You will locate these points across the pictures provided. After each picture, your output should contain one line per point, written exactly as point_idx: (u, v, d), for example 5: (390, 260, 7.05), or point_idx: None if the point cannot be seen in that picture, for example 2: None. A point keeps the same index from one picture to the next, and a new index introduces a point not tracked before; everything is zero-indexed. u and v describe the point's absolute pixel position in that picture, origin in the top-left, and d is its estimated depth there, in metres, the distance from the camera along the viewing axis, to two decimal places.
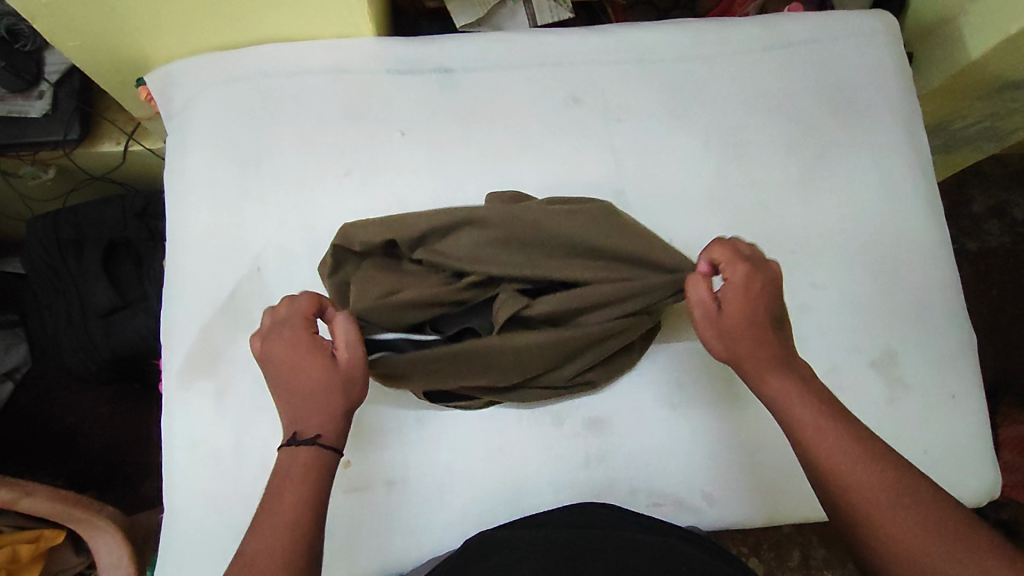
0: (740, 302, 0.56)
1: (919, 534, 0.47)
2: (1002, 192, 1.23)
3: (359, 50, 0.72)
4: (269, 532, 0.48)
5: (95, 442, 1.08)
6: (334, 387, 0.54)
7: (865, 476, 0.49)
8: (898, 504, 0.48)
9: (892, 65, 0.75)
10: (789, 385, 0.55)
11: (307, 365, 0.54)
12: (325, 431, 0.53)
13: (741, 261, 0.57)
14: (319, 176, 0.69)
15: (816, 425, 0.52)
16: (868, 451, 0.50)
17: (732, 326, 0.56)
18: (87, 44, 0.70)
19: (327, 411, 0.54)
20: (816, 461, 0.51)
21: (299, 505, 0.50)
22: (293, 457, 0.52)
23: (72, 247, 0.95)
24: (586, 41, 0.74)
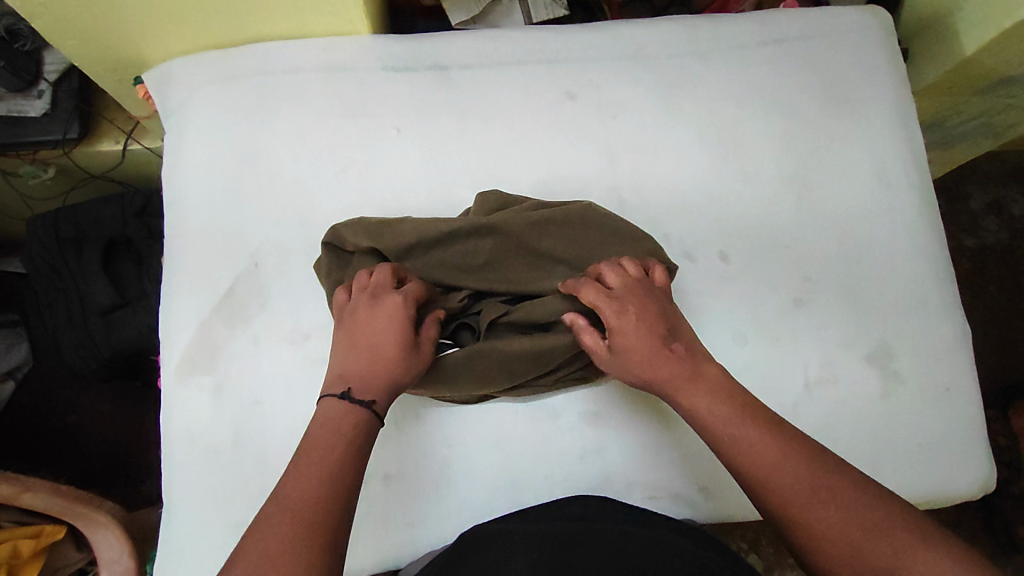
0: (624, 342, 0.58)
1: (844, 528, 0.49)
2: (1000, 188, 1.24)
3: (356, 48, 0.72)
4: (304, 482, 0.50)
5: (95, 439, 1.09)
6: (406, 362, 0.58)
7: (787, 477, 0.51)
8: (821, 500, 0.50)
9: (885, 60, 0.76)
10: (703, 399, 0.56)
11: (391, 334, 0.58)
12: (380, 400, 0.56)
13: (609, 296, 0.59)
14: (315, 174, 0.70)
15: (740, 429, 0.54)
16: (792, 454, 0.52)
17: (628, 359, 0.58)
18: (85, 43, 0.70)
19: (390, 381, 0.57)
20: (742, 465, 0.53)
21: (337, 463, 0.52)
22: (344, 412, 0.55)
23: (72, 246, 0.95)
24: (581, 38, 0.74)
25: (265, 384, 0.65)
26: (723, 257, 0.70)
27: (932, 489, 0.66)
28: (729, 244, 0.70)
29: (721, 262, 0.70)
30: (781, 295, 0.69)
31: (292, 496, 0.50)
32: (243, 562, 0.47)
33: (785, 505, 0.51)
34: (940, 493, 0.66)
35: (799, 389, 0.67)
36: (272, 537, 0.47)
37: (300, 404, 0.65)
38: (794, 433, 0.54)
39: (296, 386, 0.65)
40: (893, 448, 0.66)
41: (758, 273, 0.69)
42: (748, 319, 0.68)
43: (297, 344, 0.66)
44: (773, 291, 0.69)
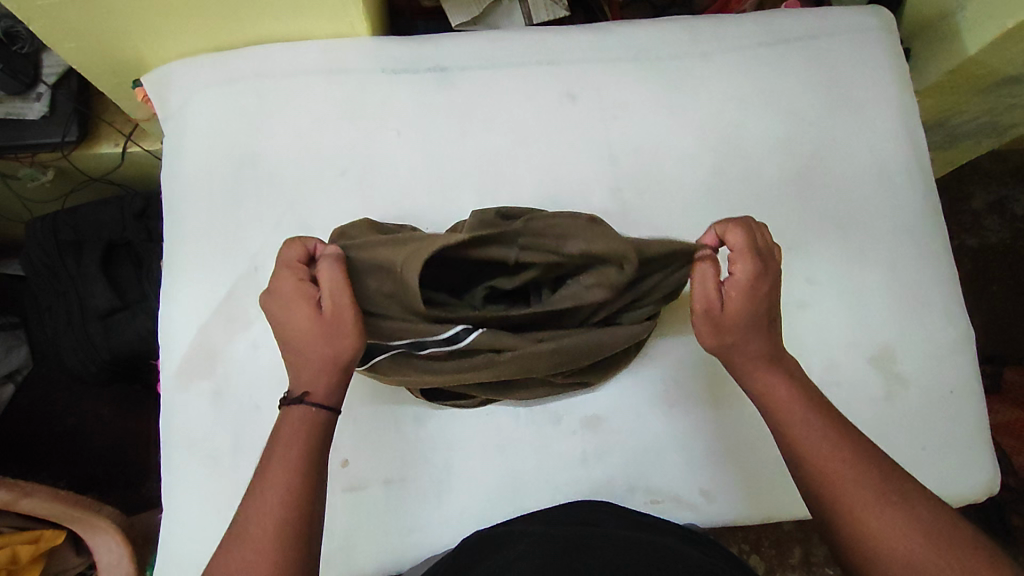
0: (747, 298, 0.54)
1: (904, 536, 0.47)
2: (1002, 187, 1.23)
3: (355, 50, 0.72)
4: (259, 497, 0.49)
5: (96, 442, 1.08)
6: (321, 339, 0.53)
7: (847, 470, 0.50)
8: (887, 504, 0.48)
9: (888, 61, 0.75)
10: (778, 379, 0.54)
11: (296, 313, 0.53)
12: (314, 390, 0.53)
13: (751, 256, 0.54)
14: (315, 176, 0.70)
15: (808, 420, 0.52)
16: (854, 449, 0.51)
17: (732, 323, 0.54)
18: (84, 45, 0.70)
19: (316, 365, 0.53)
20: (805, 457, 0.51)
21: (292, 468, 0.50)
22: (288, 416, 0.53)
23: (72, 249, 0.95)
24: (582, 39, 0.74)
25: (265, 388, 0.65)
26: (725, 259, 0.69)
27: (936, 492, 0.65)
28: None
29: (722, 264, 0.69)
30: (784, 297, 0.69)
31: (252, 509, 0.49)
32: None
33: (844, 502, 0.49)
34: (943, 496, 0.66)
35: None
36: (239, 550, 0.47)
37: None
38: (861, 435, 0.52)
39: None
40: (897, 451, 0.66)
41: None
42: None
43: None
44: None
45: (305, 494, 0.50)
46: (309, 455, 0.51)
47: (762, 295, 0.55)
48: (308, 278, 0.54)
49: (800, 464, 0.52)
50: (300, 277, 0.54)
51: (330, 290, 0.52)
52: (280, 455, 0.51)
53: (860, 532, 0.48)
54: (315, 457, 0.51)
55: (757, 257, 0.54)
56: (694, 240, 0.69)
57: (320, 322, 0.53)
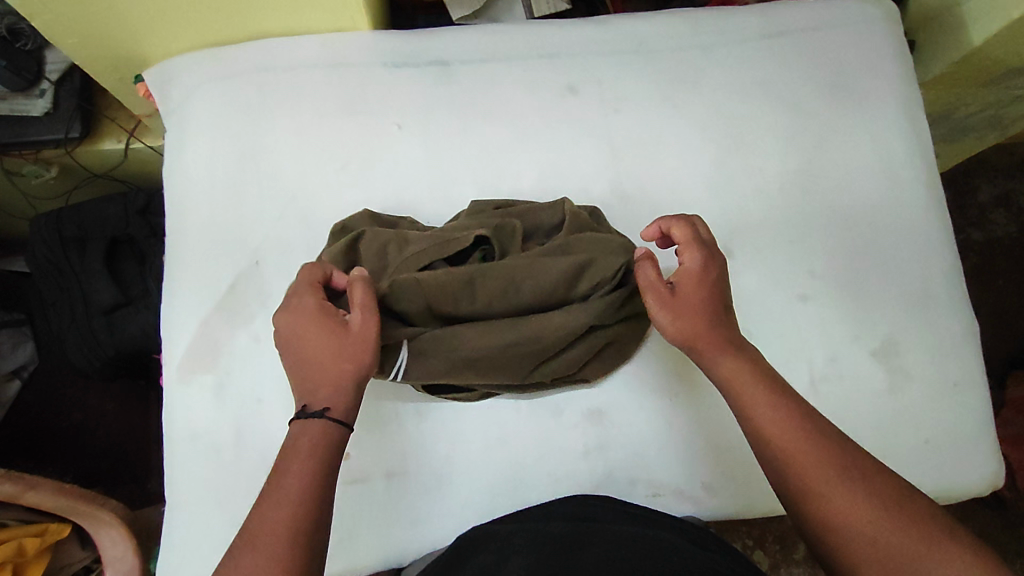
0: (694, 280, 0.57)
1: (865, 511, 0.47)
2: (1008, 180, 1.22)
3: (356, 44, 0.72)
4: (268, 511, 0.48)
5: (100, 438, 1.09)
6: (339, 357, 0.54)
7: (807, 449, 0.50)
8: (850, 481, 0.48)
9: (892, 53, 0.75)
10: (735, 359, 0.55)
11: (317, 334, 0.54)
12: (334, 404, 0.53)
13: (698, 245, 0.58)
14: (316, 171, 0.70)
15: (769, 401, 0.52)
16: (812, 429, 0.51)
17: (689, 305, 0.56)
18: (85, 40, 0.70)
19: (335, 381, 0.53)
20: (769, 439, 0.51)
21: (300, 487, 0.49)
22: (302, 430, 0.52)
23: (75, 245, 0.95)
24: (583, 31, 0.74)
25: (267, 382, 0.65)
26: (727, 252, 0.69)
27: (939, 486, 0.65)
28: (733, 239, 0.69)
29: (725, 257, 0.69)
30: (786, 290, 0.68)
31: (259, 524, 0.47)
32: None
33: (808, 479, 0.49)
34: (949, 489, 0.65)
35: (805, 385, 0.66)
36: (240, 570, 0.45)
37: None
38: (822, 419, 0.52)
39: None
40: (900, 445, 0.65)
41: (762, 268, 0.69)
42: (750, 314, 0.68)
43: None
44: (777, 285, 0.68)
45: (313, 518, 0.48)
46: (319, 481, 0.50)
47: (711, 279, 0.58)
48: (325, 301, 0.56)
49: (764, 446, 0.52)
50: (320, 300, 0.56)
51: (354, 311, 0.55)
52: (289, 477, 0.49)
53: (825, 510, 0.48)
54: (326, 482, 0.50)
55: (704, 246, 0.59)
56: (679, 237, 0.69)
57: (342, 338, 0.54)
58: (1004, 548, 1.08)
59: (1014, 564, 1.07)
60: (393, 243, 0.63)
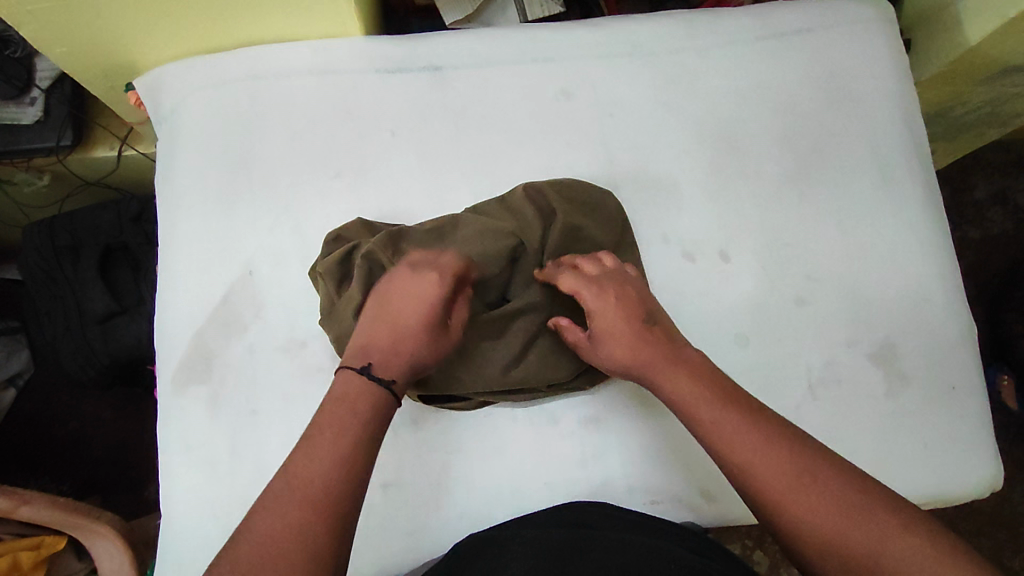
0: (609, 311, 0.59)
1: (826, 512, 0.47)
2: (1005, 177, 1.22)
3: (348, 50, 0.71)
4: (312, 463, 0.48)
5: (96, 446, 1.09)
6: (427, 340, 0.56)
7: (762, 458, 0.49)
8: (810, 485, 0.48)
9: (888, 53, 0.74)
10: (684, 379, 0.55)
11: (422, 310, 0.56)
12: (399, 379, 0.54)
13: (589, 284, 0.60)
14: (308, 178, 0.69)
15: (717, 409, 0.53)
16: (763, 436, 0.50)
17: (610, 335, 0.59)
18: (74, 49, 0.69)
19: (408, 360, 0.55)
20: (723, 450, 0.51)
21: (347, 446, 0.49)
22: (359, 393, 0.52)
23: (69, 253, 0.95)
24: (577, 34, 0.73)
25: (261, 393, 0.64)
26: (724, 256, 0.69)
27: (937, 491, 0.65)
28: (729, 242, 0.69)
29: (721, 261, 0.69)
30: (783, 294, 0.68)
31: (298, 473, 0.47)
32: (248, 537, 0.45)
33: (768, 488, 0.48)
34: (947, 493, 0.65)
35: (802, 389, 0.66)
36: (267, 519, 0.45)
37: (299, 413, 0.64)
38: (778, 424, 0.52)
39: (293, 393, 0.65)
40: (898, 448, 0.65)
41: (759, 272, 0.68)
42: (747, 318, 0.67)
43: (293, 352, 0.66)
44: (774, 289, 0.68)
45: (343, 484, 0.47)
46: (366, 444, 0.50)
47: (621, 304, 0.59)
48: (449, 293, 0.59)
49: (721, 461, 0.51)
50: (441, 279, 0.58)
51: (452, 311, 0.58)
52: (336, 434, 0.49)
53: (789, 519, 0.48)
54: (370, 443, 0.50)
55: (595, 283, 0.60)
56: (676, 242, 0.69)
57: (435, 329, 0.57)
58: (1001, 545, 1.09)
59: (1011, 561, 1.07)
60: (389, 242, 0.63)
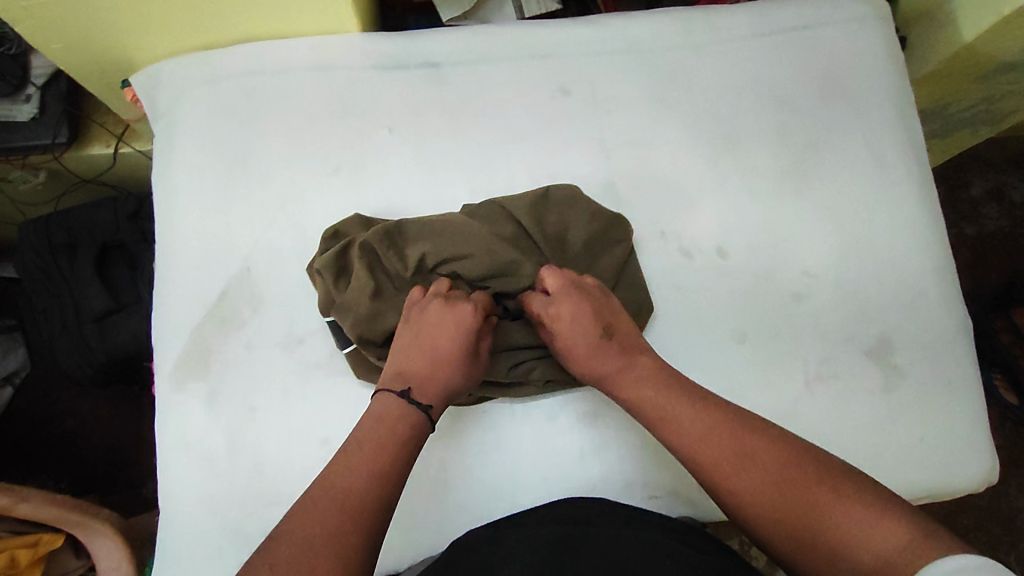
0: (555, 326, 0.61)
1: (769, 489, 0.50)
2: (1000, 174, 1.23)
3: (346, 48, 0.71)
4: (352, 468, 0.50)
5: (94, 443, 1.08)
6: (465, 370, 0.58)
7: (746, 469, 0.51)
8: (754, 465, 0.51)
9: (883, 49, 0.74)
10: (657, 396, 0.57)
11: (461, 339, 0.58)
12: (435, 405, 0.56)
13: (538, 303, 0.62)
14: (306, 175, 0.69)
15: (668, 400, 0.56)
16: (744, 445, 0.52)
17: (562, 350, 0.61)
18: (71, 46, 0.69)
19: (446, 387, 0.57)
20: (703, 462, 0.53)
21: (384, 453, 0.51)
22: (401, 415, 0.54)
23: (65, 251, 0.94)
24: (574, 31, 0.73)
25: (260, 390, 0.64)
26: (721, 252, 0.69)
27: (933, 484, 0.65)
28: (726, 238, 0.69)
29: (718, 257, 0.69)
30: (780, 289, 0.68)
31: (336, 478, 0.49)
32: (285, 540, 0.45)
33: (716, 472, 0.52)
34: (943, 487, 0.65)
35: (799, 385, 0.66)
36: (304, 523, 0.46)
37: (296, 409, 0.64)
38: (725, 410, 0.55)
39: (291, 390, 0.65)
40: (895, 443, 0.65)
41: (756, 268, 0.69)
42: (744, 314, 0.68)
43: (292, 349, 0.66)
44: (771, 284, 0.68)
45: (383, 493, 0.49)
46: (401, 451, 0.52)
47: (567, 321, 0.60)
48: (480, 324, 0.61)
49: (676, 452, 0.55)
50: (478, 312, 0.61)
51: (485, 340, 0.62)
52: (371, 443, 0.52)
53: (739, 501, 0.51)
54: (406, 452, 0.53)
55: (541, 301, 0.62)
56: (672, 238, 0.69)
57: (472, 359, 0.59)
58: (997, 539, 1.09)
59: (1004, 555, 1.08)
60: (388, 240, 0.64)
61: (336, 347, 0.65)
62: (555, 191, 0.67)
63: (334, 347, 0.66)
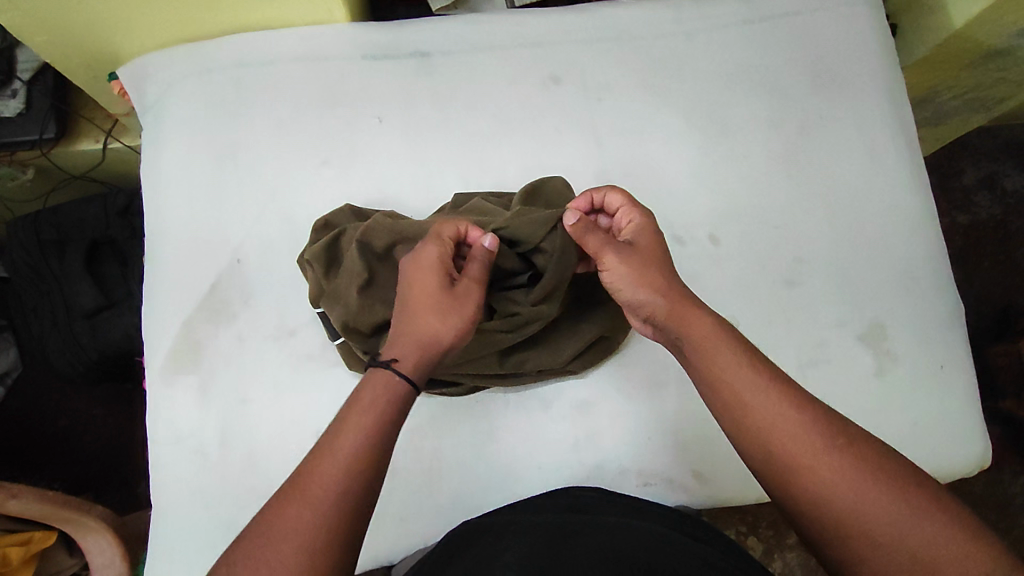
0: (644, 234, 0.56)
1: (852, 489, 0.44)
2: (992, 163, 1.23)
3: (335, 37, 0.71)
4: (329, 451, 0.46)
5: (87, 443, 1.08)
6: (431, 309, 0.52)
7: (830, 469, 0.45)
8: (834, 450, 0.45)
9: (874, 35, 0.74)
10: (735, 375, 0.49)
11: (425, 279, 0.53)
12: (404, 358, 0.50)
13: (628, 206, 0.58)
14: (296, 167, 0.69)
15: (744, 364, 0.49)
16: (829, 439, 0.46)
17: (646, 259, 0.55)
18: (55, 39, 0.68)
19: (417, 334, 0.51)
20: (778, 451, 0.46)
21: (362, 432, 0.46)
22: (369, 384, 0.49)
23: (54, 248, 0.94)
24: (564, 19, 0.73)
25: (251, 383, 0.64)
26: (714, 239, 0.69)
27: (926, 467, 0.65)
28: (718, 225, 0.69)
29: (710, 244, 0.69)
30: (773, 276, 0.68)
31: (314, 462, 0.45)
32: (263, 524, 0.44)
33: (791, 459, 0.46)
34: (936, 471, 0.65)
35: (793, 371, 0.66)
36: (282, 513, 0.43)
37: (289, 402, 0.64)
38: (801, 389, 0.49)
39: (283, 382, 0.64)
40: (887, 428, 0.65)
41: (749, 256, 0.69)
42: (737, 301, 0.68)
43: (283, 341, 0.65)
44: (763, 271, 0.68)
45: (358, 487, 0.45)
46: (380, 428, 0.47)
47: (648, 233, 0.56)
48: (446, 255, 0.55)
49: (736, 417, 0.49)
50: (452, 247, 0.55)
51: (471, 272, 0.54)
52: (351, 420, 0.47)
53: (804, 481, 0.45)
54: (385, 428, 0.47)
55: (624, 205, 0.58)
56: (665, 226, 0.69)
57: (447, 293, 0.53)
58: (992, 526, 1.10)
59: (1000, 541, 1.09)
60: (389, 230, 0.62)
61: (328, 338, 0.65)
62: (552, 183, 0.66)
63: (326, 339, 0.65)
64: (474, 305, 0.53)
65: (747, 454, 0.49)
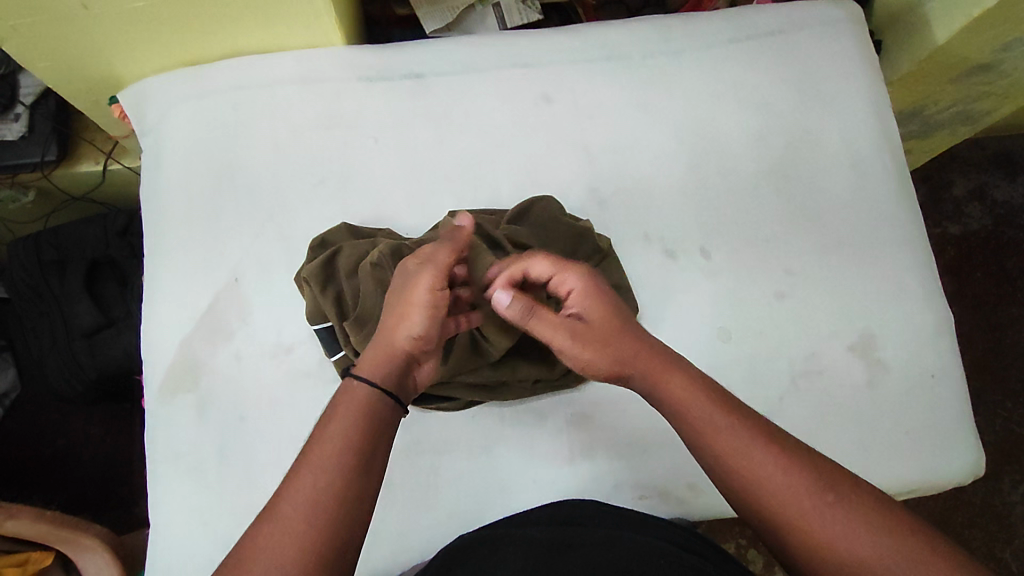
0: (599, 312, 0.56)
1: (842, 531, 0.45)
2: (982, 174, 1.25)
3: (329, 59, 0.72)
4: (313, 458, 0.46)
5: (83, 463, 1.07)
6: (400, 311, 0.54)
7: (816, 510, 0.46)
8: (827, 505, 0.46)
9: (857, 52, 0.76)
10: (728, 426, 0.49)
11: (399, 287, 0.55)
12: (368, 362, 0.52)
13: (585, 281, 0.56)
14: (293, 187, 0.70)
15: (732, 425, 0.49)
16: (816, 482, 0.47)
17: (596, 341, 0.55)
18: (57, 64, 0.70)
19: (387, 339, 0.53)
20: (769, 499, 0.47)
21: (345, 434, 0.47)
22: (339, 394, 0.51)
23: (55, 268, 0.94)
24: (555, 40, 0.74)
25: (249, 400, 0.65)
26: (705, 253, 0.70)
27: (917, 477, 0.66)
28: (707, 239, 0.70)
29: (702, 258, 0.70)
30: (763, 288, 0.69)
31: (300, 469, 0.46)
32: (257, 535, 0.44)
33: (781, 505, 0.47)
34: (929, 481, 0.66)
35: (785, 383, 0.67)
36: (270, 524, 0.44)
37: (286, 418, 0.64)
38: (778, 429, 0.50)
39: (280, 399, 0.65)
40: (879, 438, 0.66)
41: (740, 269, 0.70)
42: (728, 313, 0.68)
43: (281, 358, 0.66)
44: (753, 284, 0.69)
45: (344, 487, 0.45)
46: (361, 428, 0.48)
47: (605, 315, 0.56)
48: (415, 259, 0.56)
49: (723, 464, 0.49)
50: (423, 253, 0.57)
51: (427, 263, 0.54)
52: (334, 425, 0.48)
53: (797, 534, 0.46)
54: (366, 429, 0.48)
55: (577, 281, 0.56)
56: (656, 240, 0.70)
57: (406, 291, 0.54)
58: (992, 538, 1.10)
59: (1001, 552, 1.09)
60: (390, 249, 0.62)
61: (325, 354, 0.66)
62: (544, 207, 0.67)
63: (323, 355, 0.66)
64: (427, 298, 0.53)
65: (737, 504, 0.49)
